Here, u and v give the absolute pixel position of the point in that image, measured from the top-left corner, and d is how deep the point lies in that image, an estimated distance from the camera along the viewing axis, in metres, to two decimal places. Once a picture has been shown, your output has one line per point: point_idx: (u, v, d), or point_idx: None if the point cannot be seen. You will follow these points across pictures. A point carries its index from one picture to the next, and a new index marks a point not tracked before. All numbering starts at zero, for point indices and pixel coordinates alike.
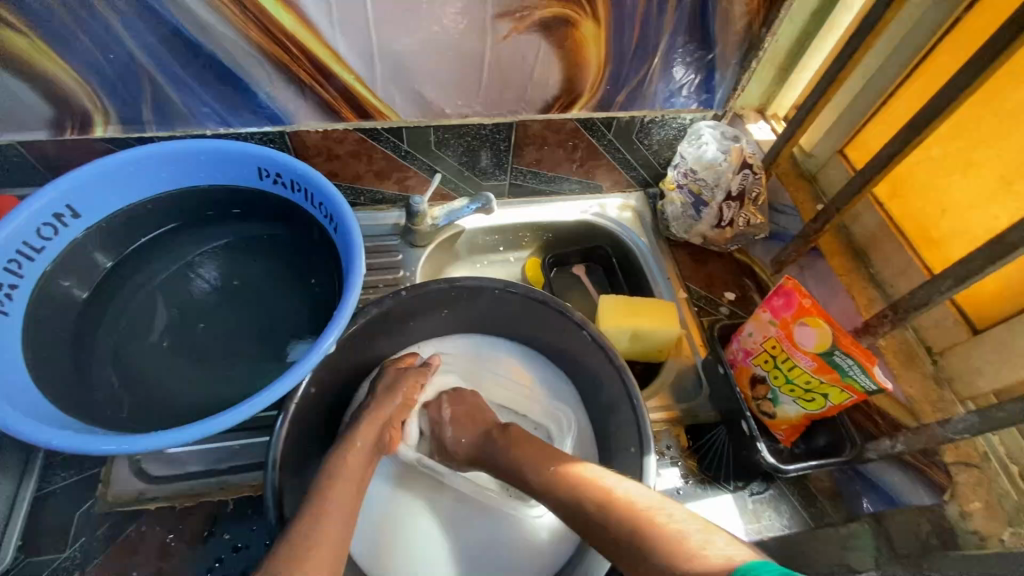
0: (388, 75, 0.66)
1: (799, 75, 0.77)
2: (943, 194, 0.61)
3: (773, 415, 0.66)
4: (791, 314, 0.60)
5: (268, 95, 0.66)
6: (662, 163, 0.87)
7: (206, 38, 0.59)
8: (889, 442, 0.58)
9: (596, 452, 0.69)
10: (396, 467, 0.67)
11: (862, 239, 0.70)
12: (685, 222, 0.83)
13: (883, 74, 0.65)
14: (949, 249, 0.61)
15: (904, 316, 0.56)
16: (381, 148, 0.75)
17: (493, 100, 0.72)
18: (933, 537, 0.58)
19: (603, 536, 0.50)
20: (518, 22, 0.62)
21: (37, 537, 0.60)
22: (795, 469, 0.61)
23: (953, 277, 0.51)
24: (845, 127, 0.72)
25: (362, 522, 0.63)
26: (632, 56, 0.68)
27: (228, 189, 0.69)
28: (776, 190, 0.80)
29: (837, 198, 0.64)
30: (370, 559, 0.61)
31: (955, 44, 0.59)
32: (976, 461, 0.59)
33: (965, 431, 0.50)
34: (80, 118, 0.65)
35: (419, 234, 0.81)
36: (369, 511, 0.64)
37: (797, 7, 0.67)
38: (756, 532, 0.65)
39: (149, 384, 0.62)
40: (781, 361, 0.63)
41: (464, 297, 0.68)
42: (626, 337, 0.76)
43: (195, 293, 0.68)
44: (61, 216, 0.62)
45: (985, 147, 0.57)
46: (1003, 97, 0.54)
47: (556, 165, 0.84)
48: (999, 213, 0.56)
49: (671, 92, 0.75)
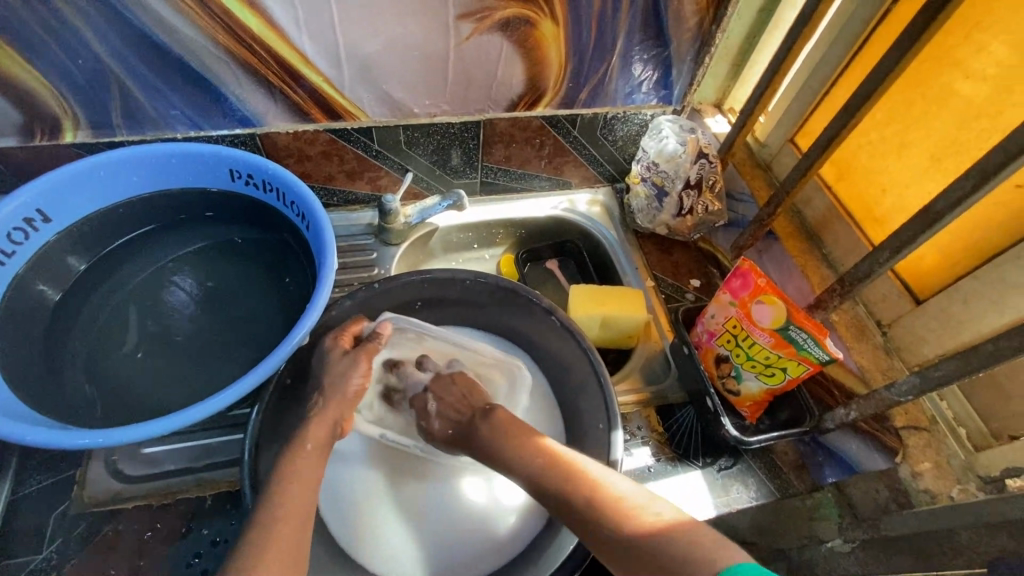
0: (355, 77, 0.68)
1: (751, 70, 0.81)
2: (882, 174, 0.65)
3: (737, 393, 0.69)
4: (748, 294, 0.64)
5: (238, 97, 0.67)
6: (627, 158, 0.90)
7: (174, 42, 0.60)
8: (844, 411, 0.61)
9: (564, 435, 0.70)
10: (363, 442, 0.68)
11: (813, 221, 0.74)
12: (649, 213, 0.86)
13: (825, 65, 0.70)
14: (890, 225, 0.65)
15: (850, 289, 0.60)
16: (352, 148, 0.77)
17: (459, 99, 0.74)
18: (890, 501, 0.61)
19: (594, 531, 0.50)
20: (479, 23, 0.65)
21: (11, 540, 0.60)
22: (757, 441, 0.63)
23: (890, 248, 0.54)
24: (794, 117, 0.76)
25: (331, 497, 0.64)
26: (590, 54, 0.72)
27: (202, 192, 0.71)
28: (734, 178, 0.84)
29: (787, 180, 0.68)
30: (339, 530, 0.62)
31: (886, 34, 0.63)
32: (925, 424, 0.63)
33: (908, 393, 0.53)
34: (49, 124, 0.65)
35: (392, 232, 0.83)
36: (337, 486, 0.65)
37: (743, 6, 0.71)
38: (725, 504, 0.68)
39: (126, 382, 0.63)
40: (741, 340, 0.65)
41: (437, 290, 0.70)
42: (595, 325, 0.79)
43: (166, 295, 0.68)
44: (32, 220, 0.63)
45: (917, 128, 0.61)
46: (928, 82, 0.58)
47: (525, 162, 0.86)
48: (932, 189, 0.60)
49: (631, 89, 0.78)
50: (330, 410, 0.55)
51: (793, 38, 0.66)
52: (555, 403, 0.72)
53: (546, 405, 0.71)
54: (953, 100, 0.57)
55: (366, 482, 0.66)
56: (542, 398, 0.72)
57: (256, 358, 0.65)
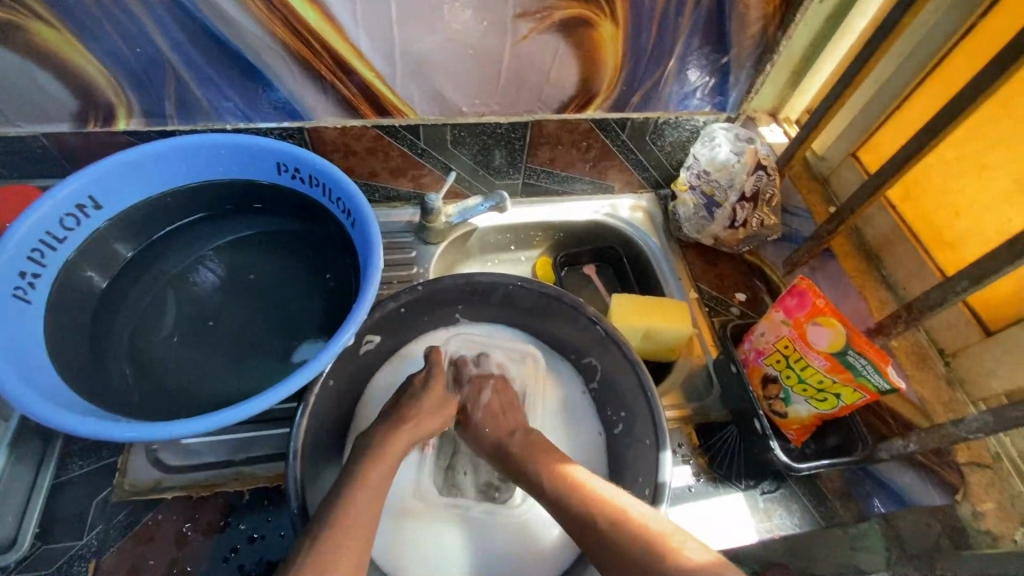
0: (408, 75, 0.67)
1: (813, 79, 0.78)
2: (955, 198, 0.62)
3: (784, 415, 0.67)
4: (804, 314, 0.61)
5: (290, 90, 0.67)
6: (675, 164, 0.88)
7: (232, 34, 0.60)
8: (901, 442, 0.59)
9: (604, 463, 0.69)
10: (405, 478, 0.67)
11: (874, 241, 0.71)
12: (697, 223, 0.84)
13: (898, 78, 0.67)
14: (961, 251, 0.62)
15: (918, 317, 0.57)
16: (398, 145, 0.76)
17: (510, 99, 0.72)
18: (944, 538, 0.59)
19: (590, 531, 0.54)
20: (538, 22, 0.63)
21: (53, 525, 0.61)
22: (807, 468, 0.61)
23: (970, 277, 0.52)
24: (859, 131, 0.73)
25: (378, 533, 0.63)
26: (648, 58, 0.69)
27: (250, 183, 0.70)
28: (789, 192, 0.81)
29: (853, 199, 0.65)
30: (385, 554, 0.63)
31: (971, 49, 0.60)
32: (987, 461, 0.60)
33: (979, 430, 0.51)
34: (104, 110, 0.66)
35: (432, 232, 0.82)
36: (391, 514, 0.65)
37: (813, 13, 0.68)
38: (767, 530, 0.66)
39: (168, 374, 0.62)
40: (794, 361, 0.63)
41: (478, 292, 0.69)
42: (638, 336, 0.77)
43: (207, 289, 0.68)
44: (83, 206, 0.62)
45: (1000, 150, 0.58)
46: (1018, 102, 0.55)
47: (570, 165, 0.84)
48: (1012, 216, 0.58)
49: (686, 95, 0.76)
50: (385, 436, 0.60)
51: (868, 50, 0.64)
52: (604, 445, 0.70)
53: (590, 438, 0.70)
54: None
55: (396, 506, 0.65)
56: (593, 442, 0.70)
57: (296, 355, 0.65)
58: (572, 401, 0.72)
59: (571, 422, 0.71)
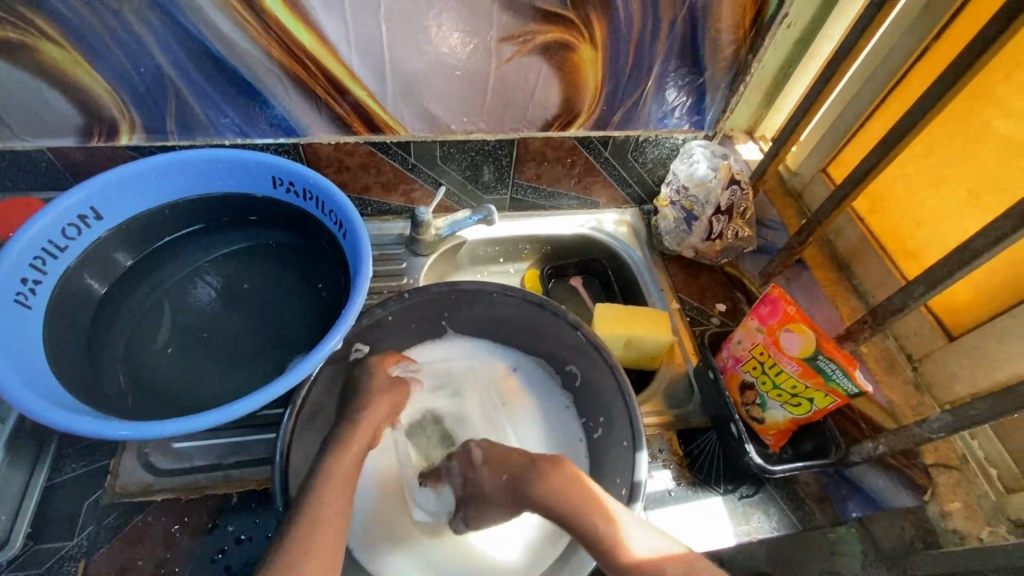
0: (398, 94, 0.70)
1: (785, 100, 0.82)
2: (917, 210, 0.66)
3: (761, 420, 0.68)
4: (777, 321, 0.63)
5: (286, 107, 0.70)
6: (657, 180, 0.91)
7: (231, 55, 0.63)
8: (872, 444, 0.61)
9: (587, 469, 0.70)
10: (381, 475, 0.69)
11: (844, 252, 0.74)
12: (677, 236, 0.87)
13: (860, 99, 0.71)
14: (924, 260, 0.66)
15: (882, 322, 0.60)
16: (389, 161, 0.80)
17: (497, 118, 0.76)
18: (916, 540, 0.62)
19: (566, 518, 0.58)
20: (521, 46, 0.67)
21: (45, 525, 0.62)
22: (782, 470, 0.63)
23: (925, 282, 0.55)
24: (828, 147, 0.77)
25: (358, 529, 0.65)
26: (627, 79, 0.73)
27: (246, 197, 0.72)
28: (764, 205, 0.85)
29: (820, 210, 0.68)
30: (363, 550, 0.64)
31: (926, 71, 0.64)
32: (956, 463, 0.65)
33: (940, 430, 0.53)
34: (107, 126, 0.69)
35: (423, 243, 0.85)
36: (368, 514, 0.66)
37: (779, 39, 0.72)
38: (746, 533, 0.67)
39: (161, 379, 0.65)
40: (768, 366, 0.65)
41: (463, 300, 0.72)
42: (620, 344, 0.79)
43: (201, 299, 0.70)
44: (84, 217, 0.65)
45: (955, 165, 0.61)
46: (970, 120, 0.59)
47: (556, 180, 0.88)
48: (969, 226, 0.61)
49: (665, 113, 0.79)
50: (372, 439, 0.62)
51: (831, 71, 0.68)
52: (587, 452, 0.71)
53: (573, 444, 0.72)
54: (992, 139, 0.57)
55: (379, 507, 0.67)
56: (576, 447, 0.71)
57: (287, 361, 0.67)
58: (550, 408, 0.75)
59: (549, 428, 0.74)
